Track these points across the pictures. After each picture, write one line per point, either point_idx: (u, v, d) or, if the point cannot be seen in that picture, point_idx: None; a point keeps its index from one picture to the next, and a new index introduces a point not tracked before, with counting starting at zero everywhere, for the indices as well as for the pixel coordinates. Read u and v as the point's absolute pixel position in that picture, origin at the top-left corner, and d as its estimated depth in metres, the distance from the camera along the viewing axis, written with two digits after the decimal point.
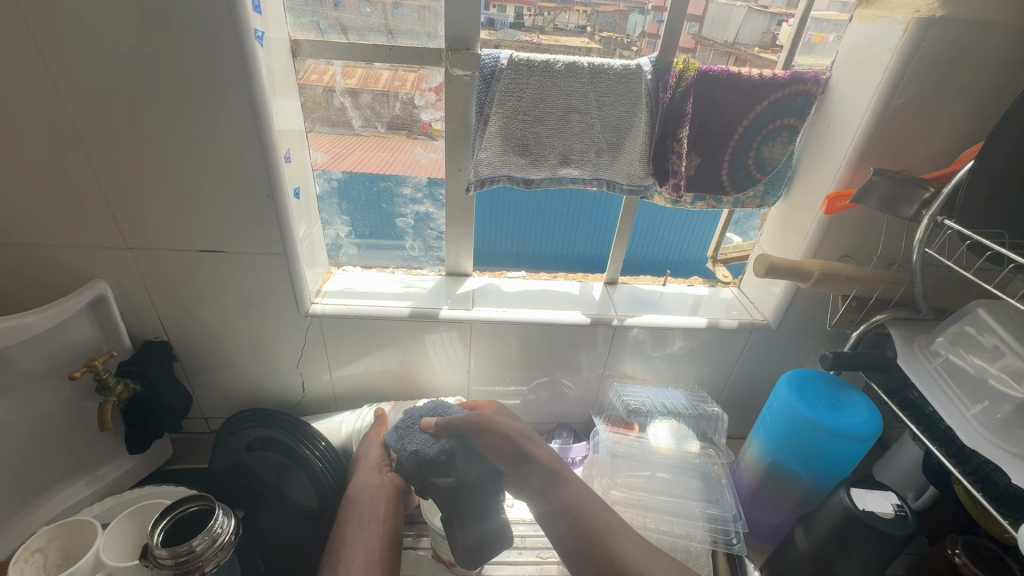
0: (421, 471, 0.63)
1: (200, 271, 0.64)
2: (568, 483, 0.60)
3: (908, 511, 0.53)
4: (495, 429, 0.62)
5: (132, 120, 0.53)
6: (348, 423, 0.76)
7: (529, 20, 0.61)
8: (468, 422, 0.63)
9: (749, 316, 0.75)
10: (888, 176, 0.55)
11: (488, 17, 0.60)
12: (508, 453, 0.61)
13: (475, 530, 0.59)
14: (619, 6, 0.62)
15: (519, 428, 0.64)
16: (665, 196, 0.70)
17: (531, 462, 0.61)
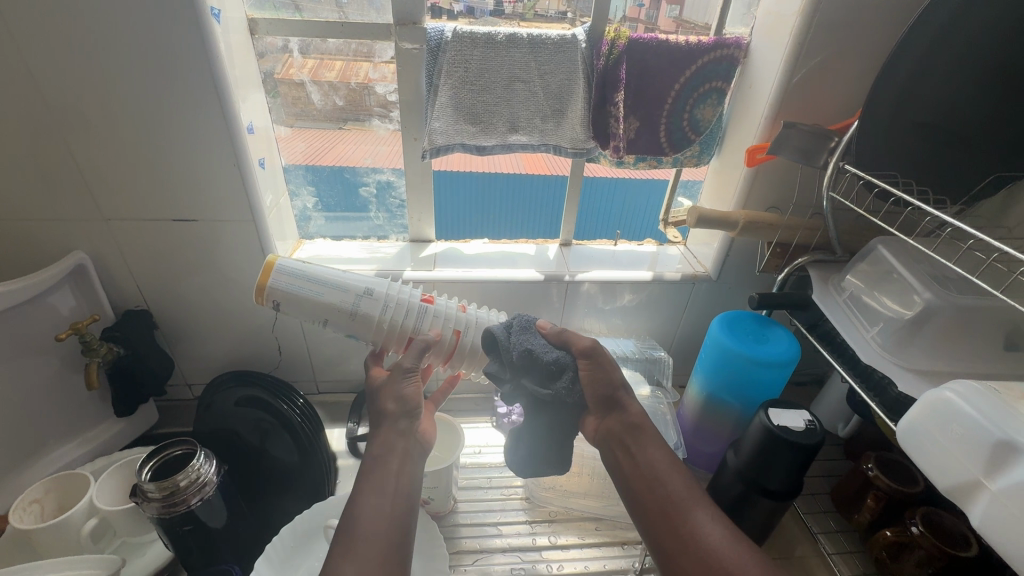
0: (517, 371, 0.60)
1: (175, 240, 0.69)
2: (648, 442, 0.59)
3: (818, 425, 0.60)
4: (599, 366, 0.61)
5: (99, 94, 0.57)
6: (376, 318, 0.62)
7: (509, 7, 0.67)
8: (580, 347, 0.62)
9: (691, 269, 0.81)
10: (798, 128, 0.61)
11: (468, 5, 0.67)
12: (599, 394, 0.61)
13: (539, 444, 0.62)
14: None
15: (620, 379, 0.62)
16: (609, 159, 0.76)
17: (620, 413, 0.61)
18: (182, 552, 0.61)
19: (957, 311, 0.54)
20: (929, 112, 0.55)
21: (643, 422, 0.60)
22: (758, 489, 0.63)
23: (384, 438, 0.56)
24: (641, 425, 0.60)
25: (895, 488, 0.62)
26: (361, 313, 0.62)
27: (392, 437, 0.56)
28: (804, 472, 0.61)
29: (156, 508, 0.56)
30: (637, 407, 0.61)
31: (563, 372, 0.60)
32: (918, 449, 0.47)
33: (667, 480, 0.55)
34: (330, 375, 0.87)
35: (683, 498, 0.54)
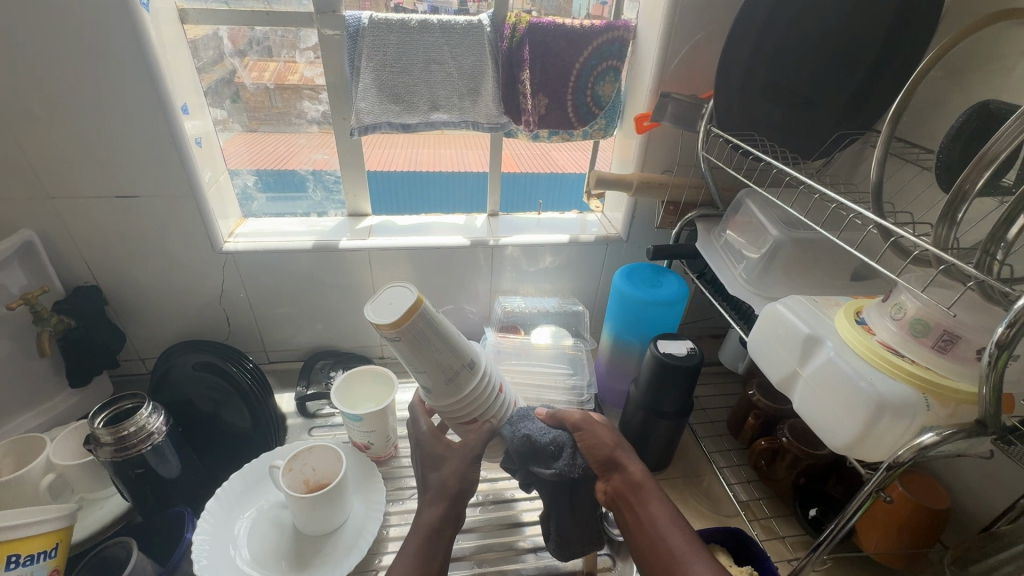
0: (523, 459, 0.62)
1: (119, 216, 0.74)
2: (648, 496, 0.58)
3: (698, 350, 0.69)
4: (592, 431, 0.63)
5: (40, 79, 0.62)
6: (471, 383, 0.62)
7: (473, 6, 0.78)
8: (574, 420, 0.63)
9: (605, 232, 0.90)
10: (673, 97, 0.70)
11: (432, 5, 0.76)
12: (607, 456, 0.61)
13: (570, 523, 0.62)
14: None
15: (621, 441, 0.63)
16: (525, 133, 0.84)
17: (622, 472, 0.60)
18: (138, 499, 0.67)
19: (799, 243, 0.64)
20: (773, 78, 0.65)
21: (643, 479, 0.59)
22: (655, 415, 0.71)
23: (428, 517, 0.57)
24: (644, 484, 0.59)
25: (771, 407, 0.73)
26: (465, 376, 0.61)
27: (434, 520, 0.57)
28: (691, 393, 0.70)
29: (108, 450, 0.62)
30: (637, 465, 0.61)
31: (564, 451, 0.62)
32: (760, 355, 0.57)
33: (668, 539, 0.55)
34: (278, 345, 0.93)
35: (683, 554, 0.54)
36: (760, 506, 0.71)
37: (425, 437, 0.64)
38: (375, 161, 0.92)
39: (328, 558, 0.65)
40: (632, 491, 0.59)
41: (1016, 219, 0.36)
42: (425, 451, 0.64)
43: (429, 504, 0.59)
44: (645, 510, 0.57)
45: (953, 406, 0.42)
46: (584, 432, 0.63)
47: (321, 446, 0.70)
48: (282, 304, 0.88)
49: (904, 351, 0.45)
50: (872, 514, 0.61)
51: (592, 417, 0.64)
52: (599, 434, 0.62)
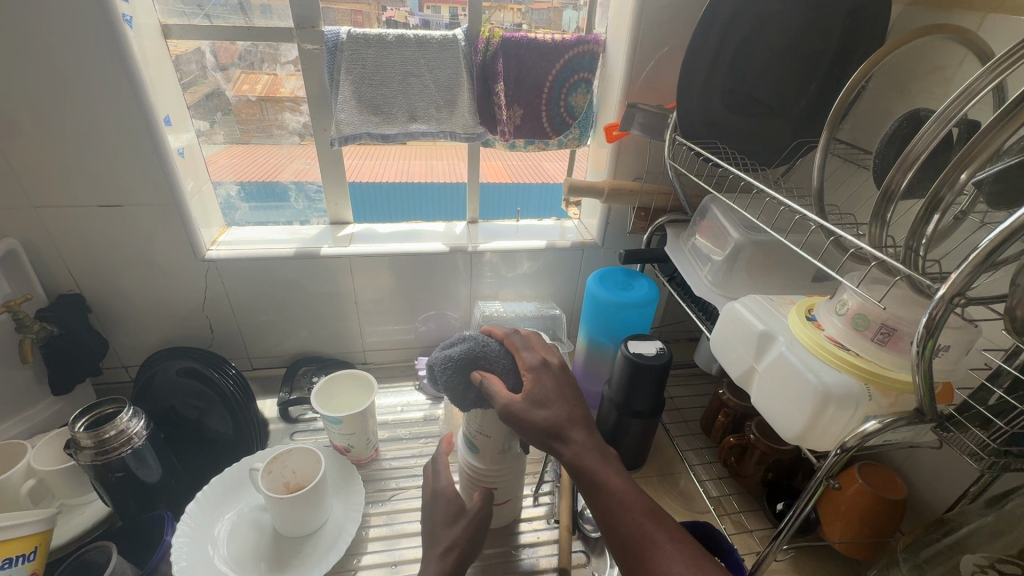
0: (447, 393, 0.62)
1: (103, 225, 0.76)
2: (592, 471, 0.52)
3: (666, 349, 0.72)
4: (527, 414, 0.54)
5: (24, 91, 0.64)
6: (506, 463, 0.65)
7: (462, 19, 0.80)
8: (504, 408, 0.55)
9: (581, 238, 0.93)
10: (641, 108, 0.74)
11: (425, 18, 0.80)
12: (536, 436, 0.54)
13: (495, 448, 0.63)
14: (552, 6, 0.82)
15: (545, 418, 0.54)
16: (502, 142, 0.87)
17: (564, 446, 0.54)
18: (118, 503, 0.68)
19: (759, 245, 0.66)
20: (733, 87, 0.68)
21: (586, 450, 0.54)
22: (629, 414, 0.73)
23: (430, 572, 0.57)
24: (584, 454, 0.53)
25: (740, 405, 0.75)
26: (509, 454, 0.64)
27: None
28: (661, 392, 0.72)
29: (88, 454, 0.63)
30: (578, 437, 0.54)
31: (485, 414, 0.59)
32: (720, 351, 0.60)
33: (620, 524, 0.49)
34: (262, 351, 0.94)
35: (644, 529, 0.48)
36: (730, 501, 0.73)
37: (443, 487, 0.65)
38: (364, 174, 0.93)
39: (306, 558, 0.66)
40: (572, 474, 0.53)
41: (934, 212, 0.41)
42: (438, 511, 0.64)
43: (431, 561, 0.58)
44: (592, 494, 0.51)
45: (893, 395, 0.45)
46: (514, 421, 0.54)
47: (300, 449, 0.71)
48: (264, 311, 0.89)
49: (849, 344, 0.48)
50: (836, 503, 0.63)
51: (518, 411, 0.54)
52: (520, 421, 0.54)
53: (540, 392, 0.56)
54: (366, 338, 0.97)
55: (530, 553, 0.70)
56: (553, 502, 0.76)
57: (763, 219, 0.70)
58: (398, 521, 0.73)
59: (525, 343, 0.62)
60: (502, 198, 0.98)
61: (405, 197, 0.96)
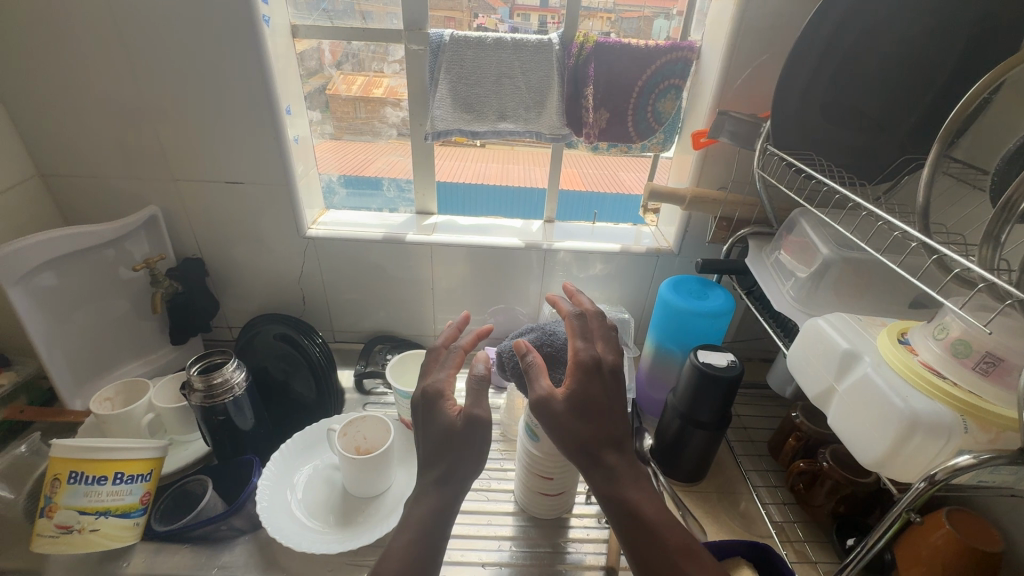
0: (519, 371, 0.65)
1: (225, 199, 0.85)
2: (626, 494, 0.51)
3: (738, 362, 0.70)
4: (567, 427, 0.53)
5: (177, 79, 0.74)
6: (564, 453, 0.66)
7: (551, 25, 0.84)
8: (541, 404, 0.55)
9: (657, 245, 0.92)
10: (730, 116, 0.73)
11: (513, 24, 0.85)
12: (574, 450, 0.53)
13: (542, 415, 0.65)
14: (643, 14, 0.84)
15: (584, 433, 0.53)
16: (585, 145, 0.89)
17: (601, 464, 0.53)
18: (217, 443, 0.76)
19: (851, 263, 0.63)
20: (835, 99, 0.66)
21: (621, 471, 0.53)
22: (692, 423, 0.72)
23: (430, 505, 0.51)
24: (619, 475, 0.52)
25: (814, 431, 0.71)
26: None
27: (438, 505, 0.51)
28: (728, 405, 0.71)
29: (198, 397, 0.72)
30: (614, 458, 0.53)
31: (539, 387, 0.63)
32: (797, 369, 0.58)
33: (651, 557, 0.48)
34: (344, 326, 1.02)
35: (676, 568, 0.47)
36: (795, 530, 0.70)
37: (437, 384, 0.58)
38: (451, 171, 0.99)
39: (370, 518, 0.71)
40: (603, 497, 0.52)
41: None
42: (437, 412, 0.56)
43: (429, 491, 0.52)
44: (624, 521, 0.50)
45: (995, 431, 0.41)
46: (551, 426, 0.54)
47: (373, 417, 0.77)
48: (351, 288, 0.97)
49: (945, 372, 0.45)
50: (917, 548, 0.58)
51: (557, 414, 0.54)
52: (559, 430, 0.53)
53: (584, 400, 0.54)
54: (438, 323, 1.02)
55: (577, 548, 0.70)
56: None
57: (855, 235, 0.67)
58: None
59: (585, 328, 0.60)
60: (581, 203, 1.00)
61: (486, 194, 1.00)
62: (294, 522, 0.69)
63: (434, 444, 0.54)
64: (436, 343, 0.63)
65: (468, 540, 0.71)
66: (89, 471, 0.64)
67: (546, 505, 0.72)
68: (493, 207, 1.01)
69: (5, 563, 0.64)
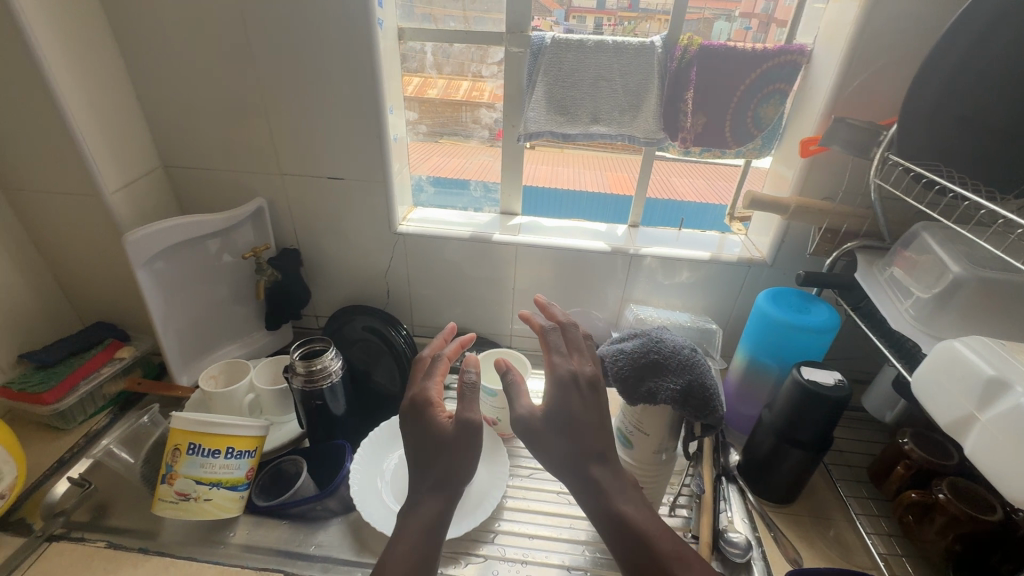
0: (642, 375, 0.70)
1: (326, 193, 0.89)
2: (619, 505, 0.49)
3: (847, 382, 0.66)
4: (548, 442, 0.51)
5: (295, 79, 0.78)
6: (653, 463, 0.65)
7: (609, 27, 0.84)
8: (521, 422, 0.52)
9: (748, 254, 0.89)
10: (847, 123, 0.69)
11: (568, 26, 0.84)
12: (559, 465, 0.51)
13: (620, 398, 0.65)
14: (704, 14, 0.80)
15: (566, 447, 0.51)
16: (677, 149, 0.87)
17: (585, 477, 0.50)
18: (312, 426, 0.80)
19: (986, 283, 0.58)
20: (973, 107, 0.61)
21: (609, 485, 0.50)
22: (790, 442, 0.69)
23: (428, 511, 0.51)
24: (607, 488, 0.50)
25: (927, 459, 0.67)
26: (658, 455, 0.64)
27: (432, 516, 0.50)
28: (833, 426, 0.67)
29: (300, 380, 0.76)
30: (598, 472, 0.50)
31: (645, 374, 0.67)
32: (926, 394, 0.54)
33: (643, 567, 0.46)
34: (424, 321, 1.04)
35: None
36: (901, 563, 0.65)
37: (425, 393, 0.56)
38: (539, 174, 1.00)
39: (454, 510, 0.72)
40: (592, 507, 0.50)
41: None
42: (426, 423, 0.54)
43: (426, 498, 0.51)
44: (613, 532, 0.49)
45: None
46: (534, 441, 0.52)
47: None
48: (434, 285, 0.99)
49: None
50: None
51: (540, 431, 0.51)
52: (540, 446, 0.51)
53: (564, 415, 0.52)
54: (516, 323, 1.02)
55: None
56: (690, 517, 0.74)
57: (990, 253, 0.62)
58: (533, 498, 0.77)
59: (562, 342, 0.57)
60: (667, 211, 0.99)
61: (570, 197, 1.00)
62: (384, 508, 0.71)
63: (422, 456, 0.53)
64: (421, 352, 0.62)
65: (551, 542, 0.71)
66: (207, 444, 0.68)
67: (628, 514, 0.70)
68: (578, 209, 1.01)
69: (129, 523, 0.70)
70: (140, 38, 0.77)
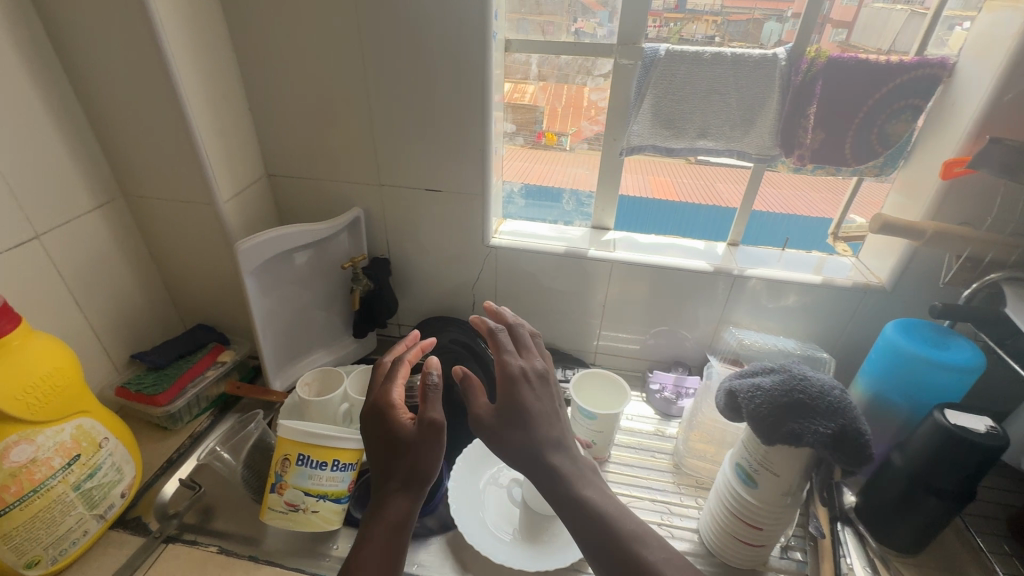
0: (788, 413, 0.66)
1: (423, 205, 0.88)
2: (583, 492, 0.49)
3: (1001, 430, 0.60)
4: (504, 434, 0.50)
5: (403, 91, 0.78)
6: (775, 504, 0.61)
7: (655, 29, 0.79)
8: (479, 416, 0.51)
9: (864, 279, 0.83)
10: (1004, 144, 0.63)
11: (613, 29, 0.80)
12: (516, 456, 0.50)
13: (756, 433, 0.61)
14: (753, 15, 0.76)
15: (524, 438, 0.50)
16: (788, 165, 0.83)
17: (541, 466, 0.50)
18: None
19: None
20: None
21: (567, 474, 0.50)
22: (928, 490, 0.63)
23: (395, 514, 0.49)
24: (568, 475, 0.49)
25: None
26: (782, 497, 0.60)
27: (398, 518, 0.49)
28: (982, 476, 0.61)
29: None
30: (554, 460, 0.50)
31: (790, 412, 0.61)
32: None
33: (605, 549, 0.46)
34: None
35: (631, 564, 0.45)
36: None
37: (388, 398, 0.55)
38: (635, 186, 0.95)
39: (555, 538, 0.70)
40: (552, 496, 0.49)
41: None
42: (387, 427, 0.53)
43: (395, 499, 0.49)
44: (581, 522, 0.48)
45: None
46: (491, 435, 0.51)
47: None
48: (521, 299, 0.97)
49: None
50: None
51: (501, 425, 0.51)
52: (496, 441, 0.50)
53: (518, 408, 0.51)
54: (602, 340, 0.99)
55: None
56: (805, 561, 0.70)
57: None
58: None
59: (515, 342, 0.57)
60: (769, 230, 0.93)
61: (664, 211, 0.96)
62: (485, 531, 0.70)
63: (385, 459, 0.51)
64: (381, 358, 0.62)
65: None
66: (316, 455, 0.67)
67: (740, 553, 0.67)
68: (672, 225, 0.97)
69: (234, 528, 0.71)
70: (256, 51, 0.78)
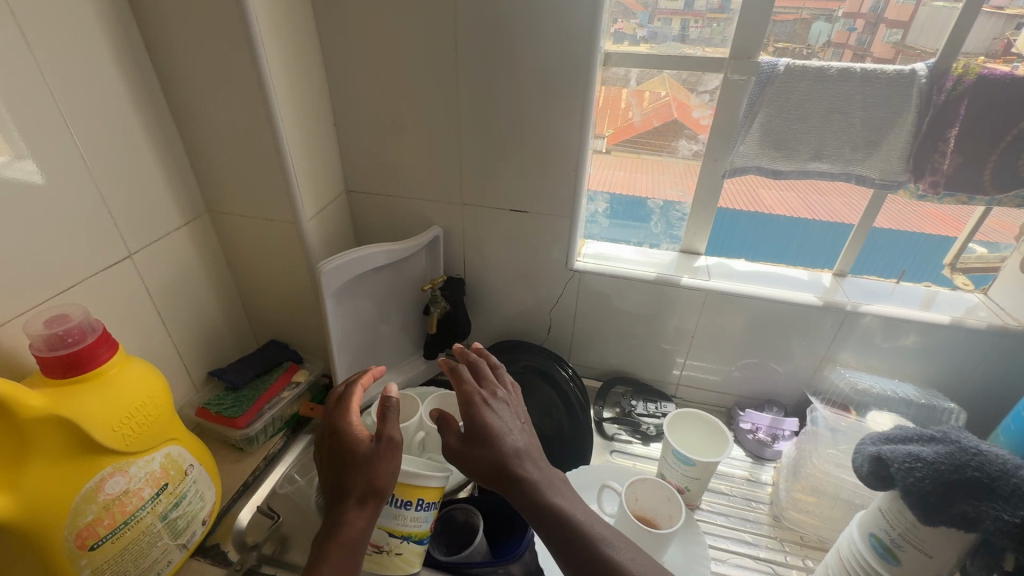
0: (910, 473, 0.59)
1: (506, 226, 0.84)
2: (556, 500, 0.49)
3: None
4: (472, 451, 0.52)
5: (497, 108, 0.74)
6: None
7: (695, 31, 0.73)
8: (450, 437, 0.54)
9: (1001, 321, 0.75)
10: None
11: (652, 31, 0.74)
12: (484, 471, 0.51)
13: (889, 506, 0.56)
14: (802, 16, 0.70)
15: (491, 454, 0.51)
16: (912, 191, 0.75)
17: (507, 477, 0.50)
18: None
19: None
20: None
21: (534, 483, 0.50)
22: None
23: (358, 523, 0.51)
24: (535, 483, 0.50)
25: None
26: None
27: (362, 526, 0.51)
28: None
29: None
30: (523, 472, 0.50)
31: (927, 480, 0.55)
32: None
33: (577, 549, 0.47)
34: (583, 361, 0.98)
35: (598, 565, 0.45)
36: None
37: (350, 423, 0.57)
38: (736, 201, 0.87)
39: None
40: (524, 506, 0.50)
41: None
42: (347, 448, 0.55)
43: (353, 507, 0.52)
44: (556, 532, 0.48)
45: None
46: (460, 454, 0.52)
47: (654, 481, 0.69)
48: (602, 325, 0.92)
49: None
50: None
51: (471, 446, 0.52)
52: (465, 460, 0.52)
53: (483, 426, 0.53)
54: (687, 372, 0.93)
55: None
56: None
57: None
58: None
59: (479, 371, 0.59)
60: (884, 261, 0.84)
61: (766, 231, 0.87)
62: None
63: (343, 476, 0.54)
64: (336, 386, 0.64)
65: None
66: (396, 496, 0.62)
67: None
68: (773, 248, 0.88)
69: None
70: (345, 65, 0.75)
